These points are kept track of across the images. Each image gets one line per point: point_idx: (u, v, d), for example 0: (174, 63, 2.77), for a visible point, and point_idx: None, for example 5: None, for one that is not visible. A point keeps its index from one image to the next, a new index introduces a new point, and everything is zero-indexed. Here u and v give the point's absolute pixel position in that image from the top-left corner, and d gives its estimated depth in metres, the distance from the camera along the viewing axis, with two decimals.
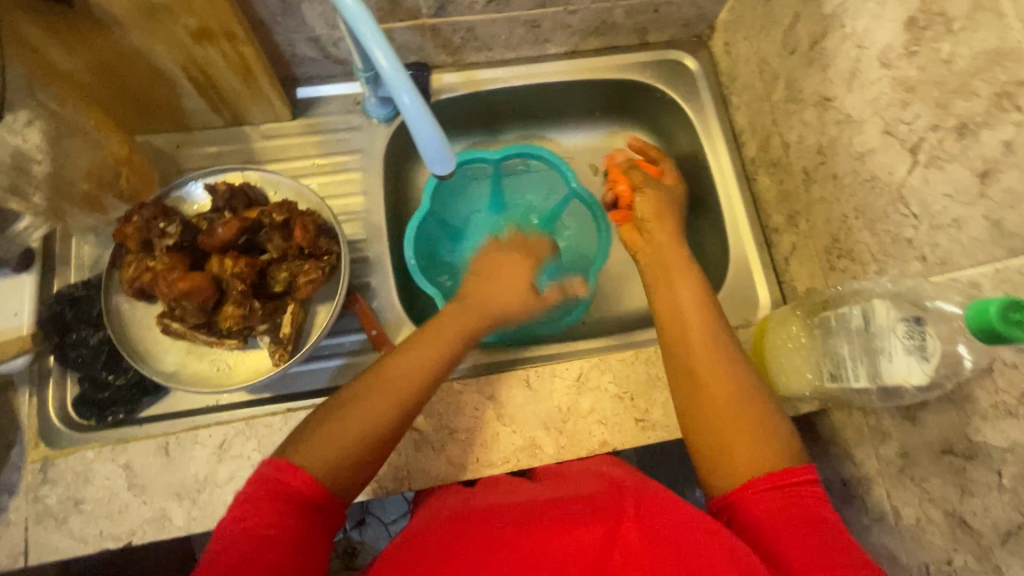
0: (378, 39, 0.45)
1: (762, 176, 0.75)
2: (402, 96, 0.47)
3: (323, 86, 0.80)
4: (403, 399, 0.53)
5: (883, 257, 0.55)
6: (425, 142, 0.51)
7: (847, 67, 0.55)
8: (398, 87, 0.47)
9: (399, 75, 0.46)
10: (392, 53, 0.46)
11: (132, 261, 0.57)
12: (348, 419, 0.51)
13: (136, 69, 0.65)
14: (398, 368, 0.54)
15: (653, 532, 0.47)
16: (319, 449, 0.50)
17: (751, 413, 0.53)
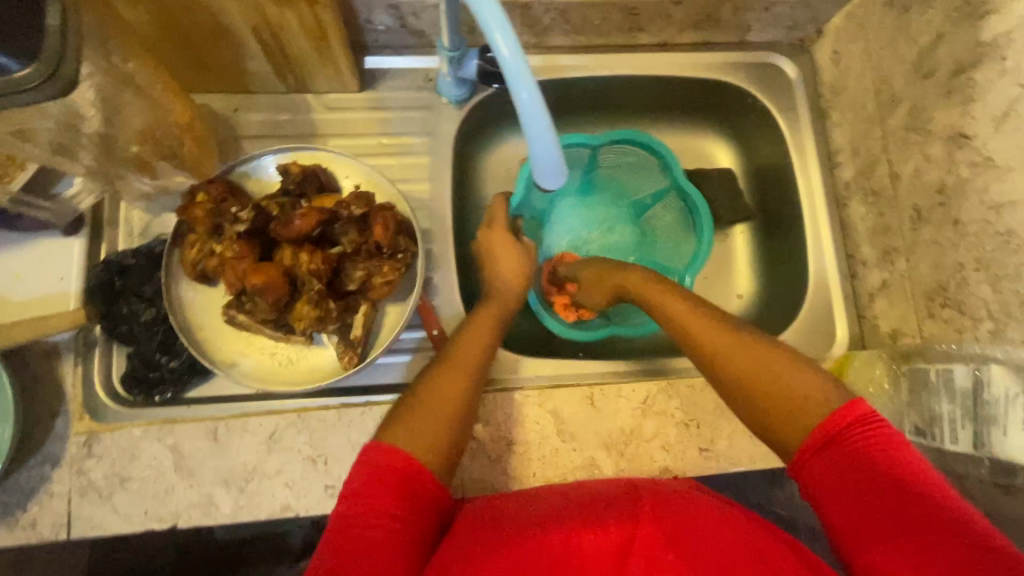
0: (502, 27, 0.40)
1: (857, 203, 0.70)
2: (521, 93, 0.42)
3: (392, 57, 0.74)
4: (472, 372, 0.55)
5: (1002, 318, 0.51)
6: (536, 145, 0.47)
7: (999, 107, 0.50)
8: (519, 86, 0.42)
9: (523, 69, 0.41)
10: (517, 43, 0.41)
11: (197, 243, 0.53)
12: (428, 394, 0.52)
13: (200, 24, 0.59)
14: (462, 350, 0.57)
15: (670, 531, 0.47)
16: (417, 428, 0.49)
17: (762, 361, 0.51)
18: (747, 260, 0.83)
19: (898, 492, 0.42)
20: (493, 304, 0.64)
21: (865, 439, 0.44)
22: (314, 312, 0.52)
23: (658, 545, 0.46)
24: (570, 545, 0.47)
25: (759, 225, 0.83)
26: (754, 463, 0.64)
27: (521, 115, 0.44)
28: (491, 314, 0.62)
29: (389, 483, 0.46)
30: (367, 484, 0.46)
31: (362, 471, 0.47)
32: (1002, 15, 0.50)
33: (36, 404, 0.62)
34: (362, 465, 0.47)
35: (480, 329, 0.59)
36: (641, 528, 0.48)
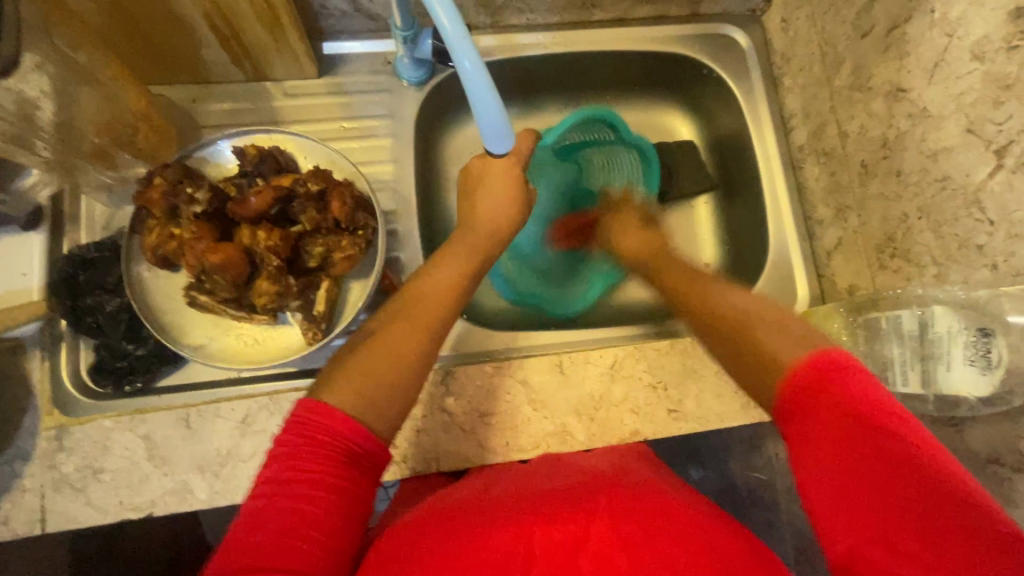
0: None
1: (810, 165, 0.72)
2: (463, 61, 0.43)
3: (349, 42, 0.74)
4: (431, 330, 0.54)
5: (944, 261, 0.53)
6: (483, 113, 0.48)
7: (930, 58, 0.52)
8: (461, 54, 0.43)
9: (462, 37, 0.42)
10: (455, 11, 0.41)
11: (156, 226, 0.54)
12: (379, 348, 0.51)
13: (151, 10, 0.59)
14: (419, 301, 0.55)
15: (624, 535, 0.46)
16: (361, 387, 0.48)
17: (754, 337, 0.51)
18: (711, 229, 0.85)
19: (880, 446, 0.41)
20: (463, 254, 0.60)
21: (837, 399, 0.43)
22: (274, 288, 0.52)
23: (608, 546, 0.45)
24: (519, 540, 0.46)
25: (721, 194, 0.84)
26: (722, 420, 0.66)
27: (464, 82, 0.44)
28: (460, 266, 0.59)
29: (327, 453, 0.45)
30: (297, 450, 0.45)
31: (301, 434, 0.46)
32: None
33: (4, 401, 0.62)
34: (299, 427, 0.46)
35: (442, 284, 0.57)
36: (596, 525, 0.47)
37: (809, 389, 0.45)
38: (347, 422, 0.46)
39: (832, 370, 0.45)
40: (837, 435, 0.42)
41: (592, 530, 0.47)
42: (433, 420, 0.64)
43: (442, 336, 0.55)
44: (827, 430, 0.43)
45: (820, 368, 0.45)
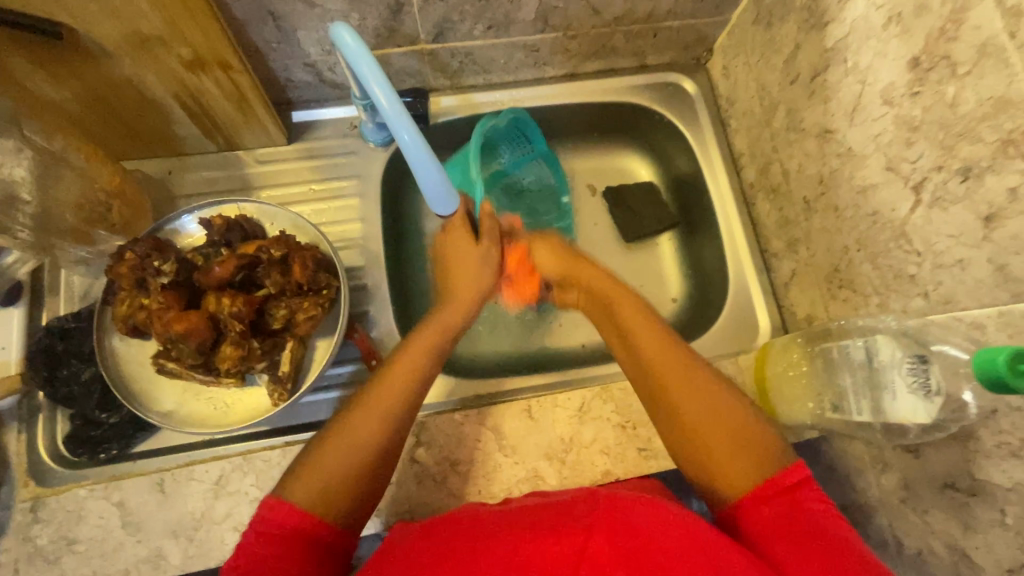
0: (379, 79, 0.45)
1: (761, 202, 0.75)
2: (402, 134, 0.47)
3: (317, 110, 0.79)
4: (391, 412, 0.55)
5: (884, 291, 0.55)
6: (426, 178, 0.52)
7: (849, 102, 0.56)
8: (400, 128, 0.47)
9: (400, 113, 0.46)
10: (392, 92, 0.46)
11: (126, 298, 0.56)
12: (336, 441, 0.53)
13: (124, 93, 0.63)
14: (391, 377, 0.57)
15: (627, 548, 0.43)
16: (318, 479, 0.50)
17: (696, 388, 0.55)
18: (676, 264, 0.87)
19: (824, 544, 0.44)
20: (429, 332, 0.61)
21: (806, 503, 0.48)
22: (238, 352, 0.54)
23: (612, 563, 0.42)
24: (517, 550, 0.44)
25: (684, 231, 0.87)
26: None
27: (404, 155, 0.49)
28: (426, 342, 0.60)
29: (281, 533, 0.48)
30: (260, 533, 0.48)
31: (255, 524, 0.49)
32: (839, 22, 0.56)
33: None
34: (262, 515, 0.49)
35: (408, 364, 0.58)
36: (593, 538, 0.43)
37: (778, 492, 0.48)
38: (299, 514, 0.49)
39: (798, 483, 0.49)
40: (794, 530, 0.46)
41: (591, 549, 0.43)
42: (405, 471, 0.64)
43: (404, 419, 0.55)
44: (787, 526, 0.46)
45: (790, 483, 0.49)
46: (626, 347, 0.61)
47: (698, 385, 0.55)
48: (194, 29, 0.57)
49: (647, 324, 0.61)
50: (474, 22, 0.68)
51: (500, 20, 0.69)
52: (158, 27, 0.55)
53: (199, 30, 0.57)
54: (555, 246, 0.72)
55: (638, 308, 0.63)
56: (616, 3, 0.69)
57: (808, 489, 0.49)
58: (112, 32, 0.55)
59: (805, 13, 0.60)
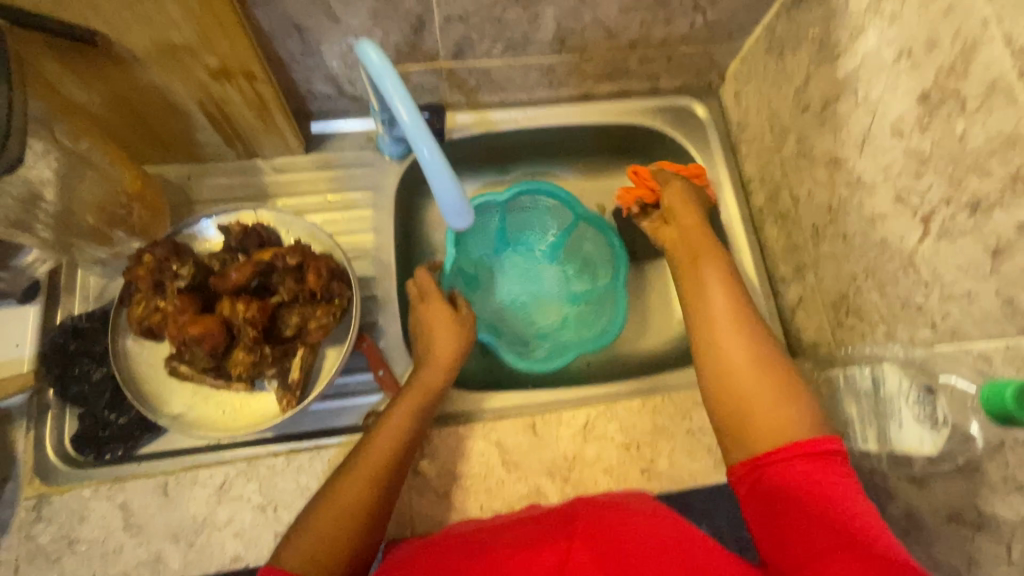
0: (403, 95, 0.47)
1: (770, 227, 0.76)
2: (422, 147, 0.48)
3: (335, 122, 0.81)
4: (377, 479, 0.56)
5: (891, 319, 0.55)
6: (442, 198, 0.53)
7: (859, 132, 0.57)
8: (420, 143, 0.49)
9: (420, 127, 0.48)
10: (414, 107, 0.48)
11: (142, 300, 0.57)
12: (325, 508, 0.53)
13: (150, 99, 0.65)
14: (375, 447, 0.58)
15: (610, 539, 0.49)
16: (307, 550, 0.51)
17: (731, 346, 0.58)
18: None
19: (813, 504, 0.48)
20: (414, 397, 0.62)
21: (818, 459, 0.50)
22: (250, 358, 0.55)
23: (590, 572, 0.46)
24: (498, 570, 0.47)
25: None
26: (696, 478, 0.66)
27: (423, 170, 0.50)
28: (412, 407, 0.61)
29: None
30: None
31: None
32: (851, 54, 0.57)
33: None
34: None
35: (391, 434, 0.59)
36: (575, 544, 0.48)
37: (794, 451, 0.51)
38: None
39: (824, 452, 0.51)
40: (798, 484, 0.50)
41: (570, 557, 0.47)
42: (407, 483, 0.64)
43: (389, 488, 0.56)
44: (789, 485, 0.50)
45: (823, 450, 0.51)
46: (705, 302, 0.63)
47: (762, 356, 0.57)
48: (222, 40, 0.59)
49: (718, 291, 0.63)
50: (492, 42, 0.70)
51: (518, 41, 0.70)
52: (187, 38, 0.57)
53: (226, 42, 0.59)
54: (683, 189, 0.73)
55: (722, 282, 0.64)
56: (632, 28, 0.70)
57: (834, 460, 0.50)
58: (143, 40, 0.57)
59: (817, 44, 0.62)
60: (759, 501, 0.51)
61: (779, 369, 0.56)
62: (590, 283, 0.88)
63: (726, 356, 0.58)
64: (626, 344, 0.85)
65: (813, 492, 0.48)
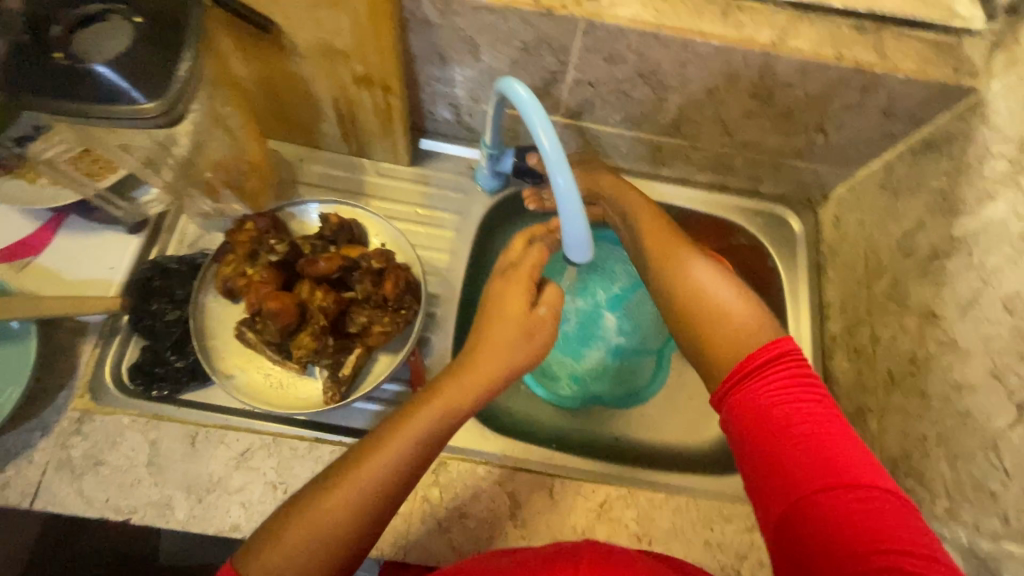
0: (546, 126, 0.48)
1: (840, 358, 0.73)
2: (557, 176, 0.48)
3: (443, 143, 0.85)
4: (371, 500, 0.47)
5: (957, 497, 0.51)
6: (568, 225, 0.53)
7: (964, 295, 0.55)
8: (555, 172, 0.48)
9: (559, 158, 0.48)
10: (555, 137, 0.48)
11: (233, 262, 0.61)
12: (303, 520, 0.46)
13: (295, 87, 0.71)
14: (375, 460, 0.48)
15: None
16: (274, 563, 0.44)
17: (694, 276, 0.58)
18: None
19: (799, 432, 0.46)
20: (472, 377, 0.53)
21: (794, 369, 0.49)
22: (313, 344, 0.57)
23: None
24: None
25: None
26: None
27: (557, 198, 0.50)
28: (456, 395, 0.52)
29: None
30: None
31: None
32: (972, 216, 0.56)
33: (50, 374, 0.68)
34: None
35: (404, 443, 0.49)
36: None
37: (763, 356, 0.50)
38: None
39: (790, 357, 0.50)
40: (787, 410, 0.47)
41: None
42: (415, 506, 0.64)
43: (379, 512, 0.48)
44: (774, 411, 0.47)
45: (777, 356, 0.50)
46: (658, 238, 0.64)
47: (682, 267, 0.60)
48: (375, 54, 0.64)
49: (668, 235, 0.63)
50: (612, 112, 0.73)
51: (637, 116, 0.73)
52: (347, 45, 0.63)
53: (380, 55, 0.64)
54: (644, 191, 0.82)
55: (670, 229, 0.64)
56: (749, 131, 0.72)
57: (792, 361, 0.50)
58: (309, 38, 0.63)
59: (937, 196, 0.61)
60: (750, 415, 0.48)
61: (762, 333, 0.52)
62: (641, 343, 0.84)
63: (713, 289, 0.56)
64: (657, 432, 0.83)
65: (820, 420, 0.46)
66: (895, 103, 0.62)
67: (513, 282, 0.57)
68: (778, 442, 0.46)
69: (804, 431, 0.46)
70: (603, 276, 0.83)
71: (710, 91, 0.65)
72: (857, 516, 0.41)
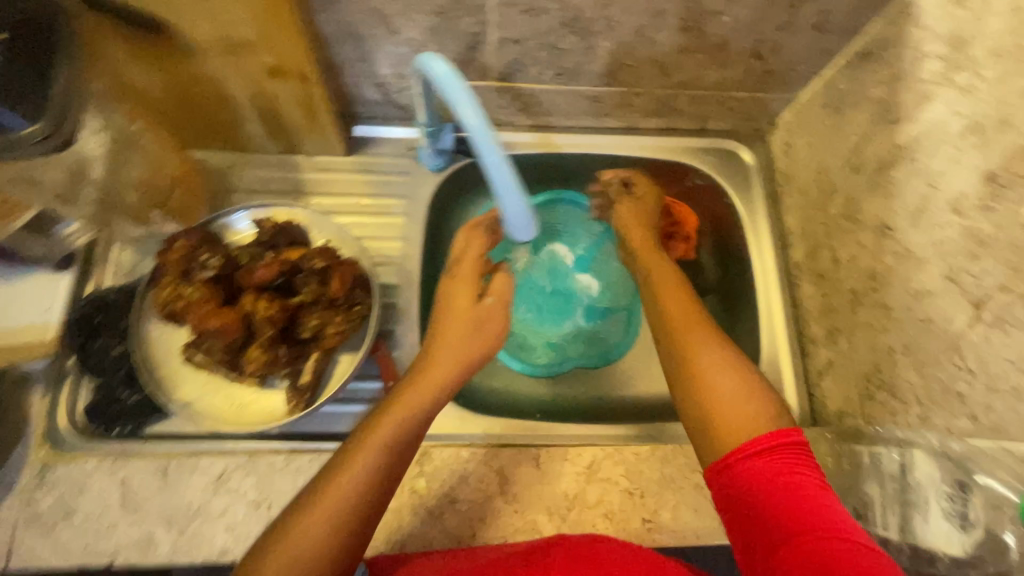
0: (469, 100, 0.44)
1: (806, 285, 0.73)
2: (487, 154, 0.45)
3: (378, 127, 0.81)
4: (350, 510, 0.46)
5: (928, 402, 0.52)
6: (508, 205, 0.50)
7: (913, 203, 0.55)
8: (486, 149, 0.45)
9: (487, 133, 0.44)
10: (482, 112, 0.44)
11: (168, 285, 0.57)
12: (278, 551, 0.44)
13: (205, 89, 0.66)
14: (350, 468, 0.47)
15: None
16: None
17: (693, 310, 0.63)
18: None
19: (788, 491, 0.46)
20: (424, 388, 0.54)
21: (793, 459, 0.49)
22: (266, 357, 0.55)
23: None
24: None
25: None
26: (699, 538, 0.63)
27: (490, 174, 0.47)
28: (412, 407, 0.52)
29: None
30: None
31: None
32: (914, 121, 0.55)
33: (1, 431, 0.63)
34: None
35: (376, 445, 0.49)
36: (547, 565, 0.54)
37: (765, 441, 0.50)
38: None
39: (792, 442, 0.50)
40: (781, 478, 0.47)
41: None
42: (403, 501, 0.63)
43: (362, 523, 0.46)
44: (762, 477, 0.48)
45: (783, 434, 0.50)
46: (643, 261, 0.72)
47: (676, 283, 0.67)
48: (281, 41, 0.60)
49: (658, 263, 0.71)
50: (544, 68, 0.70)
51: (570, 68, 0.70)
52: (248, 35, 0.58)
53: (287, 42, 0.60)
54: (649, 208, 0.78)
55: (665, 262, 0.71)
56: (686, 68, 0.69)
57: (796, 450, 0.49)
58: (206, 34, 0.58)
59: (879, 106, 0.60)
60: (738, 477, 0.49)
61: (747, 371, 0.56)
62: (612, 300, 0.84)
63: (700, 359, 0.57)
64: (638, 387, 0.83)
65: (801, 485, 0.46)
66: (827, 17, 0.60)
67: (459, 282, 0.62)
68: (762, 512, 0.46)
69: (793, 494, 0.46)
70: (568, 238, 0.85)
71: (638, 30, 0.62)
72: (826, 564, 0.40)
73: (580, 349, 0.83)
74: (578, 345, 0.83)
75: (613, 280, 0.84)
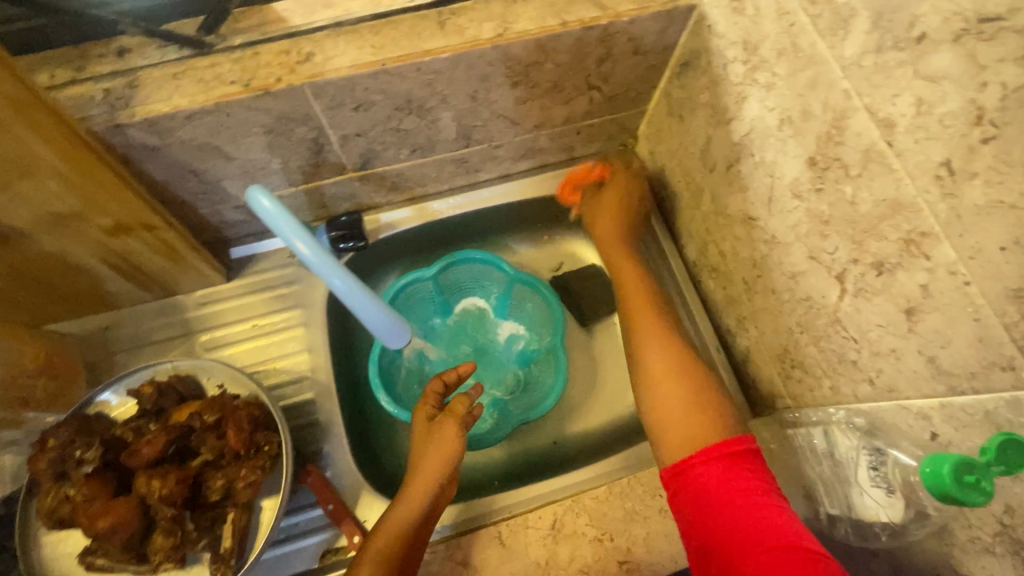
0: (301, 235, 0.44)
1: (707, 280, 0.75)
2: (331, 279, 0.47)
3: (256, 244, 0.79)
4: None
5: (833, 374, 0.54)
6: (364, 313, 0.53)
7: (763, 192, 0.58)
8: (330, 276, 0.47)
9: (325, 262, 0.45)
10: (315, 244, 0.45)
11: (49, 493, 0.53)
12: None
13: (47, 266, 0.62)
14: None
15: None
16: None
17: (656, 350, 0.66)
18: None
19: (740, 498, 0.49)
20: (382, 546, 0.56)
21: (744, 467, 0.52)
22: (176, 535, 0.51)
23: None
24: None
25: None
26: (679, 562, 0.63)
27: (347, 302, 0.51)
28: (393, 531, 0.57)
29: None
30: None
31: None
32: (740, 119, 0.58)
33: None
34: None
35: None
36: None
37: (722, 450, 0.53)
38: None
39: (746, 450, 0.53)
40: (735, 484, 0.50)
41: None
42: None
43: None
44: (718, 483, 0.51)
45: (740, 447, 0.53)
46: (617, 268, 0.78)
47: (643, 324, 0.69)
48: (111, 201, 0.57)
49: (630, 269, 0.76)
50: (399, 149, 0.70)
51: (423, 142, 0.70)
52: (73, 207, 0.55)
53: (117, 200, 0.58)
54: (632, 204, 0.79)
55: (640, 269, 0.76)
56: (533, 114, 0.71)
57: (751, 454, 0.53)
58: (27, 217, 0.54)
59: (709, 109, 0.63)
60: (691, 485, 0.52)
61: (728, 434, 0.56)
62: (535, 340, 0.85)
63: (682, 410, 0.59)
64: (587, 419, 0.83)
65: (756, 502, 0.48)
66: (641, 42, 0.63)
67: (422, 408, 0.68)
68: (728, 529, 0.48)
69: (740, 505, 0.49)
70: (478, 291, 0.88)
71: (472, 96, 0.64)
72: None
73: (521, 397, 0.83)
74: (518, 394, 0.83)
75: (531, 318, 0.87)
